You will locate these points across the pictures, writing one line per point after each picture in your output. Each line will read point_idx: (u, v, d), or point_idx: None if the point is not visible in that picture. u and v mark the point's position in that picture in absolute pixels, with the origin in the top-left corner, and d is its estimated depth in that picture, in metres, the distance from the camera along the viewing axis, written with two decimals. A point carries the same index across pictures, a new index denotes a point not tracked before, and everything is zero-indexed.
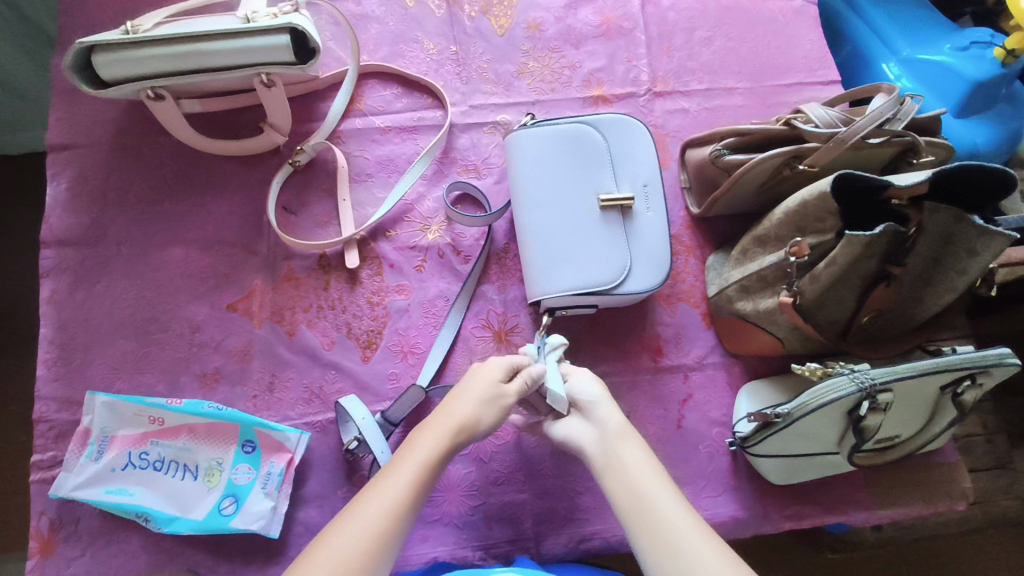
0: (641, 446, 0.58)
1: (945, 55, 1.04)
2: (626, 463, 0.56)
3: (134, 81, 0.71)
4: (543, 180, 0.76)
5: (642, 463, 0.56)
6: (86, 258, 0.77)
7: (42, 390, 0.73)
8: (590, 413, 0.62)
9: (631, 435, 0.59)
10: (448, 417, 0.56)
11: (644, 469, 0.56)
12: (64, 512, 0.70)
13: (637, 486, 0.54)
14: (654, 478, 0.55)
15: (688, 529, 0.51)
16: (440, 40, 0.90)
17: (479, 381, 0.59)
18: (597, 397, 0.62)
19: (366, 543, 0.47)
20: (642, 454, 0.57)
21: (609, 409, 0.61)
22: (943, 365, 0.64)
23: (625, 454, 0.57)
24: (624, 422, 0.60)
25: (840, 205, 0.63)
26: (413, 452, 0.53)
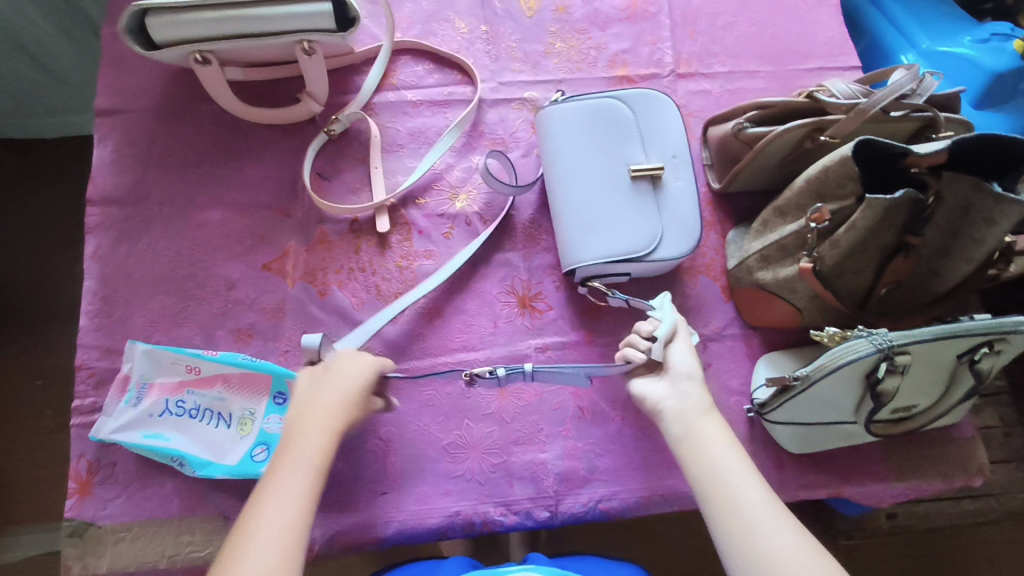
0: (721, 423, 0.62)
1: (965, 47, 1.06)
2: (707, 434, 0.60)
3: (183, 44, 0.75)
4: (574, 154, 0.79)
5: (720, 438, 0.60)
6: (130, 216, 0.81)
7: (85, 338, 0.76)
8: (676, 381, 0.65)
9: (714, 417, 0.62)
10: (327, 405, 0.61)
11: (720, 440, 0.60)
12: (102, 455, 0.72)
13: (713, 461, 0.58)
14: (733, 455, 0.59)
15: (747, 495, 0.56)
16: (471, 20, 0.93)
17: (349, 366, 0.65)
18: (692, 369, 0.66)
19: (293, 521, 0.52)
20: (721, 431, 0.61)
21: (697, 384, 0.65)
22: (963, 330, 0.65)
23: (705, 427, 0.61)
24: (711, 401, 0.63)
25: (863, 170, 0.65)
26: (287, 461, 0.56)
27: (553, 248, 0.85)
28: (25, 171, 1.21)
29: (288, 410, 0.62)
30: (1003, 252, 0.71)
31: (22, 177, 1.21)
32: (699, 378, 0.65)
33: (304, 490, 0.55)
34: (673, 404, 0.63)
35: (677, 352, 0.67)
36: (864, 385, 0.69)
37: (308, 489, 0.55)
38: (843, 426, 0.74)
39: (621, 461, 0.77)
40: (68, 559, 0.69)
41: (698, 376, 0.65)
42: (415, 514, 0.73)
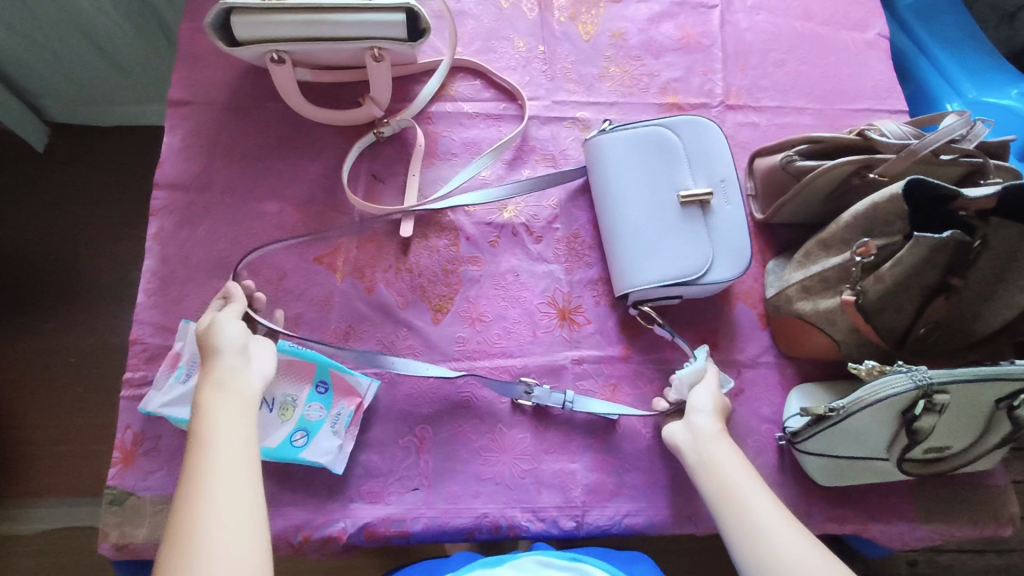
0: (730, 446, 0.67)
1: (1012, 100, 1.08)
2: (717, 456, 0.65)
3: (261, 44, 0.79)
4: (627, 181, 0.82)
5: (731, 457, 0.65)
6: (193, 202, 0.85)
7: (141, 314, 0.79)
8: (690, 417, 0.70)
9: (725, 442, 0.67)
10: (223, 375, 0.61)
11: (732, 461, 0.64)
12: (148, 428, 0.75)
13: (723, 476, 0.63)
14: (741, 469, 0.63)
15: (754, 499, 0.60)
16: (530, 40, 0.97)
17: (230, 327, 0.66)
18: (705, 404, 0.71)
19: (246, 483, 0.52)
20: (730, 452, 0.66)
21: (708, 416, 0.70)
22: (1004, 374, 0.65)
23: (716, 451, 0.66)
24: (720, 429, 0.68)
25: (912, 210, 0.67)
26: (215, 423, 0.56)
27: (595, 264, 0.87)
28: (90, 154, 1.27)
29: (197, 387, 0.60)
30: None
31: (86, 159, 1.27)
32: (712, 413, 0.70)
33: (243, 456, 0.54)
34: (686, 438, 0.69)
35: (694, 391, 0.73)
36: (899, 422, 0.70)
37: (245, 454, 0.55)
38: (874, 462, 0.74)
39: (649, 479, 0.77)
40: (107, 525, 0.71)
41: (712, 412, 0.71)
42: (443, 512, 0.74)
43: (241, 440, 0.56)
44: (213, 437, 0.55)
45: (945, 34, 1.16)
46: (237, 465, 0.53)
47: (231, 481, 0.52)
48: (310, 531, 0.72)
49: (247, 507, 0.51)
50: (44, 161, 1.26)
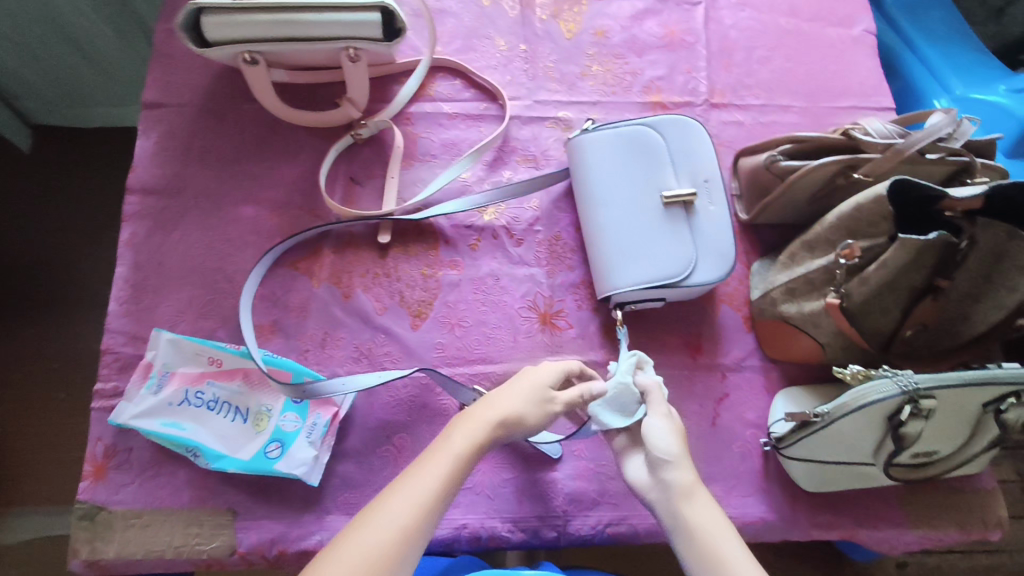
0: (708, 500, 0.59)
1: (1000, 96, 1.06)
2: (697, 519, 0.58)
3: (233, 44, 0.77)
4: (609, 181, 0.81)
5: (711, 519, 0.58)
6: (165, 207, 0.83)
7: (112, 323, 0.77)
8: (659, 470, 0.61)
9: (701, 494, 0.59)
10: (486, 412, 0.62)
11: (716, 524, 0.58)
12: (119, 440, 0.73)
13: (710, 544, 0.56)
14: (726, 533, 0.57)
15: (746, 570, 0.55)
16: (511, 39, 0.95)
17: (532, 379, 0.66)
18: (669, 451, 0.61)
19: (409, 517, 0.54)
20: (710, 511, 0.58)
21: (680, 467, 0.61)
22: (991, 377, 0.64)
23: (694, 512, 0.58)
24: (694, 483, 0.60)
25: (896, 210, 0.65)
26: (436, 453, 0.58)
27: (577, 266, 0.85)
28: (68, 158, 1.24)
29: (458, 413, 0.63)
30: None
31: (63, 163, 1.24)
32: (680, 460, 0.61)
33: (433, 489, 0.56)
34: (659, 497, 0.60)
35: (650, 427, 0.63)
36: (885, 427, 0.69)
37: (437, 489, 0.56)
38: (861, 467, 0.73)
39: None
40: (77, 541, 0.69)
41: (679, 455, 0.61)
42: None
43: (439, 478, 0.56)
44: (422, 463, 0.58)
45: (932, 30, 1.15)
46: (415, 504, 0.54)
47: (399, 514, 0.54)
48: (286, 544, 0.70)
49: (394, 543, 0.52)
50: (21, 164, 1.23)
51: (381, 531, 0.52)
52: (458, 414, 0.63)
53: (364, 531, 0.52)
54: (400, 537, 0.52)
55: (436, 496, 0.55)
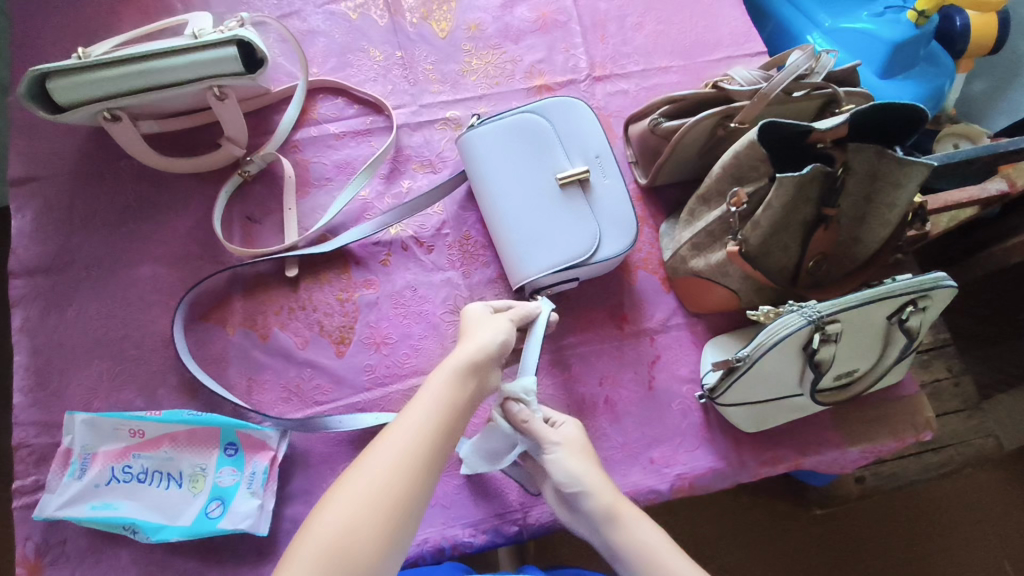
0: (642, 514, 0.61)
1: (864, 22, 1.09)
2: (633, 539, 0.59)
3: (89, 104, 0.75)
4: (503, 172, 0.81)
5: (650, 535, 0.59)
6: (56, 283, 0.79)
7: (21, 415, 0.74)
8: (578, 502, 0.63)
9: (625, 509, 0.61)
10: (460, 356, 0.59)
11: (647, 534, 0.59)
12: (50, 534, 0.69)
13: (655, 557, 0.58)
14: (667, 547, 0.59)
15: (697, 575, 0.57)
16: (386, 48, 0.94)
17: (485, 325, 0.64)
18: (576, 482, 0.63)
19: (398, 464, 0.51)
20: (645, 523, 0.60)
21: (594, 493, 0.62)
22: (887, 292, 0.68)
23: (622, 533, 0.60)
24: (614, 503, 0.61)
25: (770, 152, 0.68)
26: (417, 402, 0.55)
27: (491, 262, 0.85)
28: None
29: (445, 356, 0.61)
30: (916, 213, 0.74)
31: None
32: (595, 487, 0.63)
33: (416, 437, 0.53)
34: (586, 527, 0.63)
35: (556, 465, 0.65)
36: (803, 358, 0.71)
37: (419, 436, 0.53)
38: (790, 400, 0.76)
39: None
40: None
41: (592, 480, 0.63)
42: None
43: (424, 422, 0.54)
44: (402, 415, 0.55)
45: None
46: (406, 452, 0.52)
47: (384, 465, 0.50)
48: None
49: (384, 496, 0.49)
50: None
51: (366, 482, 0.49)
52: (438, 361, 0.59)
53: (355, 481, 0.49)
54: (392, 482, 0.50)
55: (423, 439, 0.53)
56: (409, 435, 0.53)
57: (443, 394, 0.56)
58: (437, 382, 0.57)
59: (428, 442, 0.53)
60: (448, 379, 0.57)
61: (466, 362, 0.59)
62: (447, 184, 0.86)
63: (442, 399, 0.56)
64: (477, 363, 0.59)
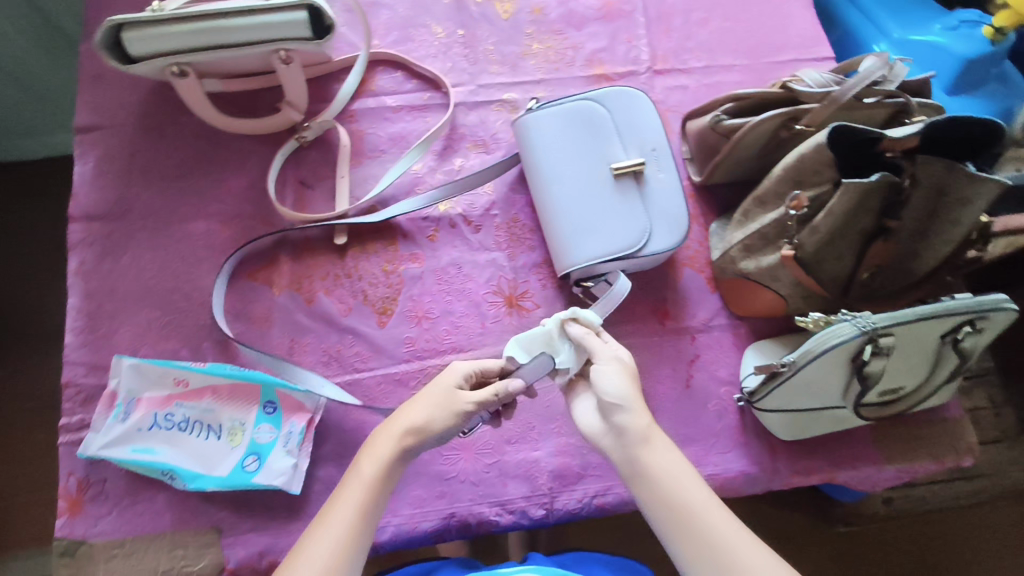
0: (670, 445, 0.57)
1: (934, 35, 1.08)
2: (657, 467, 0.55)
3: (159, 57, 0.76)
4: (556, 158, 0.81)
5: (675, 467, 0.55)
6: (113, 231, 0.81)
7: (71, 355, 0.76)
8: (613, 415, 0.59)
9: (658, 436, 0.57)
10: (396, 429, 0.59)
11: (676, 467, 0.55)
12: (91, 472, 0.72)
13: (677, 492, 0.54)
14: (691, 482, 0.55)
15: (718, 518, 0.53)
16: (448, 25, 0.94)
17: (436, 386, 0.62)
18: (619, 394, 0.59)
19: (332, 557, 0.52)
20: (673, 456, 0.56)
21: (633, 412, 0.58)
22: (945, 310, 0.66)
23: (653, 456, 0.56)
24: (650, 425, 0.57)
25: (836, 156, 0.67)
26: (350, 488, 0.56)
27: (537, 247, 0.85)
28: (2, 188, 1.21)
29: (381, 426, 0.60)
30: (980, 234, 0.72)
31: None
32: (633, 403, 0.59)
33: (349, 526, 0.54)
34: (609, 442, 0.59)
35: (598, 374, 0.61)
36: (850, 368, 0.70)
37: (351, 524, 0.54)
38: (832, 411, 0.75)
39: None
40: None
41: (632, 398, 0.59)
42: (409, 518, 0.73)
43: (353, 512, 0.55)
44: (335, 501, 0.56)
45: None
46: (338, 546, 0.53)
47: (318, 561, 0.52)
48: (275, 555, 0.70)
49: None
50: None
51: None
52: (372, 435, 0.59)
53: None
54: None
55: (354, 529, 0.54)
56: (340, 526, 0.54)
57: (377, 472, 0.57)
58: (369, 467, 0.57)
59: (358, 534, 0.54)
60: (384, 460, 0.57)
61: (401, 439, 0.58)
62: (500, 165, 0.86)
63: (376, 483, 0.56)
64: (421, 438, 0.59)
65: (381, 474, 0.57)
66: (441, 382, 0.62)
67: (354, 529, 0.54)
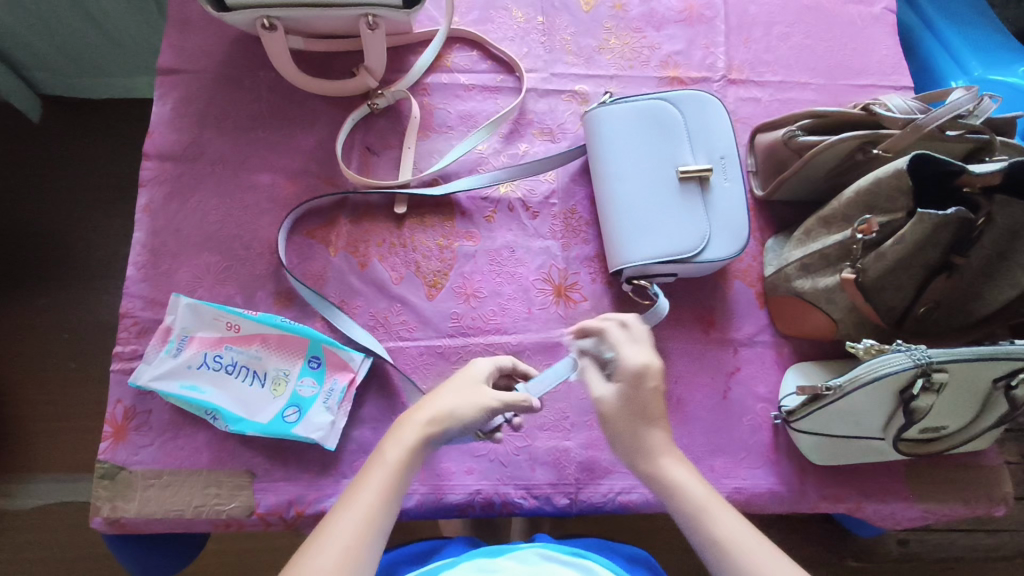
0: (664, 433, 0.59)
1: (1019, 78, 1.05)
2: (650, 453, 0.58)
3: (252, 9, 0.78)
4: (624, 155, 0.81)
5: (668, 453, 0.58)
6: (183, 173, 0.83)
7: (131, 288, 0.78)
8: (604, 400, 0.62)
9: (650, 428, 0.59)
10: (427, 412, 0.57)
11: (672, 456, 0.58)
12: (139, 402, 0.74)
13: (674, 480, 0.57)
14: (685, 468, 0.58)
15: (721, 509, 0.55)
16: (529, 11, 0.95)
17: (466, 377, 0.61)
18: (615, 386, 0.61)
19: (356, 535, 0.49)
20: (666, 443, 0.59)
21: (615, 400, 0.60)
22: (1003, 353, 0.65)
23: (645, 445, 0.58)
24: (636, 415, 0.59)
25: (914, 184, 0.65)
26: (377, 468, 0.53)
27: (592, 240, 0.85)
28: (78, 126, 1.27)
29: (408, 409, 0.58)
30: None
31: (68, 134, 1.26)
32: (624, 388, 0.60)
33: (374, 505, 0.51)
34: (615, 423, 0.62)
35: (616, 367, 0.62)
36: (896, 401, 0.69)
37: (377, 504, 0.51)
38: (869, 441, 0.74)
39: None
40: (98, 499, 0.70)
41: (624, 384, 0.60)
42: (436, 488, 0.74)
43: (382, 493, 0.52)
44: (361, 482, 0.53)
45: (953, 11, 1.13)
46: (364, 527, 0.50)
47: (343, 539, 0.49)
48: (303, 506, 0.72)
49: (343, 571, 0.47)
50: (25, 137, 1.26)
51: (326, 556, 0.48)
52: (399, 418, 0.57)
53: (317, 552, 0.48)
54: (349, 557, 0.48)
55: (381, 509, 0.51)
56: (368, 506, 0.51)
57: (404, 456, 0.54)
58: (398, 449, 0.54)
59: (384, 513, 0.51)
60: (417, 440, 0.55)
61: (434, 422, 0.56)
62: (565, 156, 0.87)
63: (399, 473, 0.53)
64: (443, 427, 0.56)
65: (404, 462, 0.54)
66: (470, 375, 0.62)
67: (374, 516, 0.51)
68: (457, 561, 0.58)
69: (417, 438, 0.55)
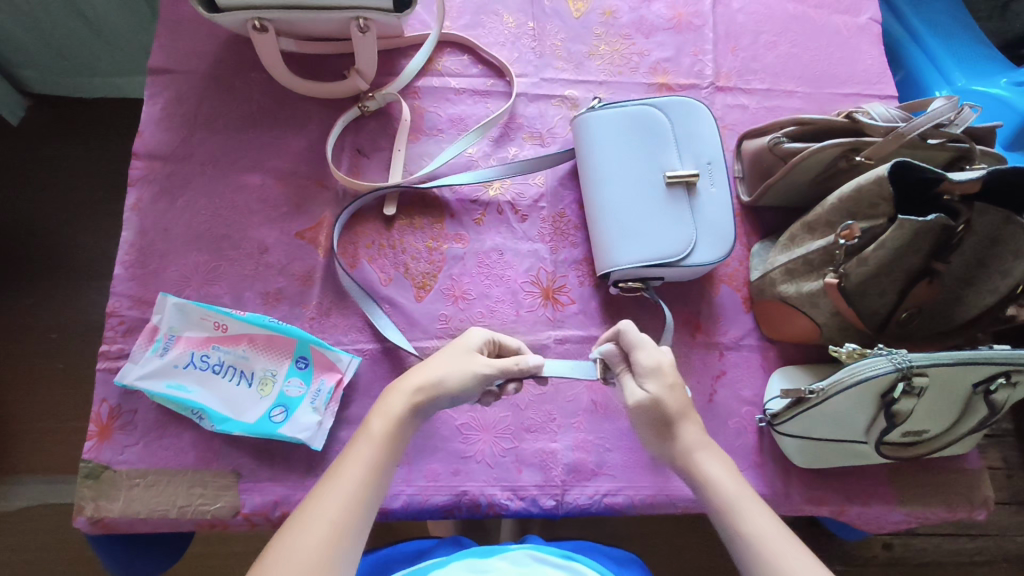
0: (698, 423, 0.62)
1: (1001, 88, 1.07)
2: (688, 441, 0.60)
3: (243, 11, 0.78)
4: (612, 158, 0.82)
5: (702, 440, 0.60)
6: (172, 172, 0.83)
7: (118, 286, 0.78)
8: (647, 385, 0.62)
9: (689, 417, 0.61)
10: (414, 381, 0.58)
11: (712, 453, 0.60)
12: (124, 401, 0.74)
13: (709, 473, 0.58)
14: (716, 460, 0.59)
15: (748, 500, 0.56)
16: (520, 16, 0.95)
17: (456, 349, 0.62)
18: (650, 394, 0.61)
19: (341, 507, 0.50)
20: (698, 432, 0.61)
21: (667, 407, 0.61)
22: (982, 357, 0.65)
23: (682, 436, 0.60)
24: (683, 408, 0.61)
25: (895, 192, 0.67)
26: (363, 438, 0.55)
27: (580, 244, 0.86)
28: (67, 125, 1.26)
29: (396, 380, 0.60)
30: None
31: (58, 132, 1.26)
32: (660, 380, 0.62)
33: (360, 475, 0.52)
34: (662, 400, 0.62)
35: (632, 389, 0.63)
36: (877, 405, 0.70)
37: (364, 474, 0.53)
38: (851, 445, 0.75)
39: (630, 459, 0.77)
40: (82, 499, 0.70)
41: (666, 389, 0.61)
42: (422, 490, 0.74)
43: (365, 462, 0.53)
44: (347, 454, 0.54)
45: (936, 22, 1.15)
46: (349, 497, 0.51)
47: (327, 509, 0.50)
48: (289, 507, 0.72)
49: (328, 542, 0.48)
50: (13, 135, 1.25)
51: (312, 529, 0.49)
52: (386, 389, 0.59)
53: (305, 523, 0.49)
54: (332, 528, 0.49)
55: (364, 480, 0.52)
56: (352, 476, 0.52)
57: (390, 429, 0.56)
58: (380, 419, 0.56)
59: (369, 483, 0.53)
60: (403, 411, 0.57)
61: (423, 392, 0.58)
62: (555, 158, 0.87)
63: (388, 441, 0.55)
64: (432, 396, 0.58)
65: (390, 430, 0.55)
66: (462, 344, 0.63)
67: (363, 485, 0.52)
68: (448, 560, 0.58)
69: (402, 408, 0.57)
